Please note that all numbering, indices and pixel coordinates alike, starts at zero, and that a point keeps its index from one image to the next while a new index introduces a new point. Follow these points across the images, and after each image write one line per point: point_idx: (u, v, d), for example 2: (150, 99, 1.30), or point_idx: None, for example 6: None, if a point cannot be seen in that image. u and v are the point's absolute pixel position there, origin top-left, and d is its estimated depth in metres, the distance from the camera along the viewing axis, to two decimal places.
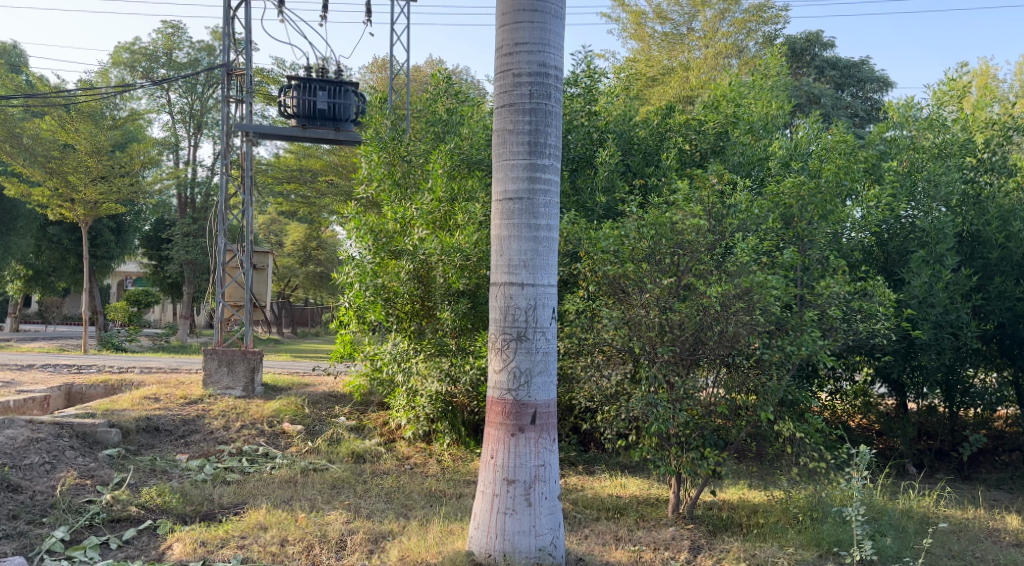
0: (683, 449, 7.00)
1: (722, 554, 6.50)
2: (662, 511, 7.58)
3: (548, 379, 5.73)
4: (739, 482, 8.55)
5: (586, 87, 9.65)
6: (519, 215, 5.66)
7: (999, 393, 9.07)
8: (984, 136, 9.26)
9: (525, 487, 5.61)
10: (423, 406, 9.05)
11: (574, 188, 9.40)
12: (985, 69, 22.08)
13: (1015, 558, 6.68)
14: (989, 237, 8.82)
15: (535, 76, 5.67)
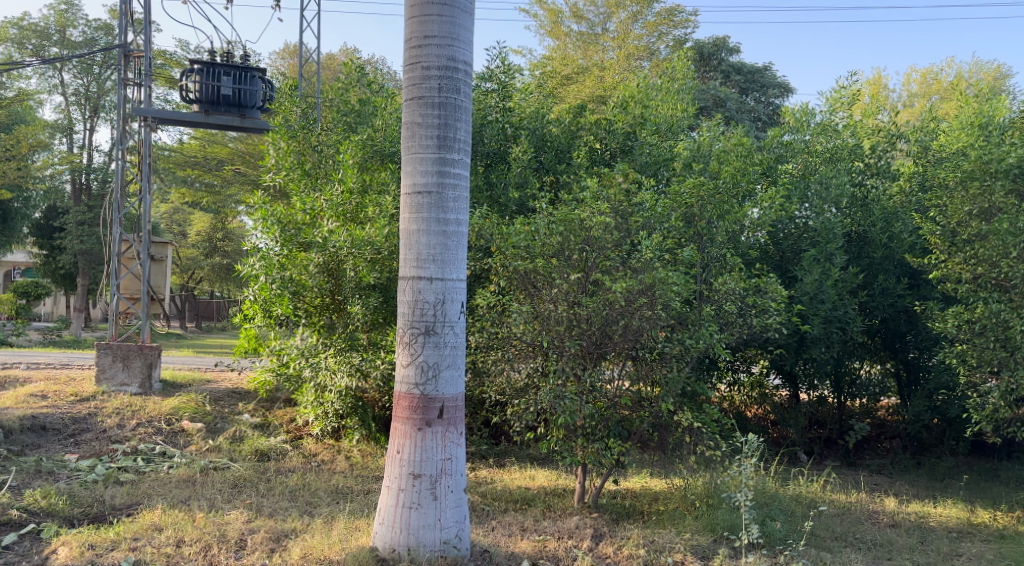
0: (590, 440, 7.22)
1: (622, 540, 6.75)
2: (566, 501, 7.80)
3: (456, 373, 5.84)
4: (643, 471, 8.85)
5: (501, 83, 9.76)
6: (428, 209, 5.75)
7: (882, 384, 9.64)
8: (869, 143, 9.74)
9: (432, 481, 5.71)
10: (332, 402, 9.02)
11: (489, 182, 9.51)
12: (877, 79, 23.28)
13: (891, 538, 7.14)
14: (874, 238, 9.15)
15: (445, 70, 5.76)
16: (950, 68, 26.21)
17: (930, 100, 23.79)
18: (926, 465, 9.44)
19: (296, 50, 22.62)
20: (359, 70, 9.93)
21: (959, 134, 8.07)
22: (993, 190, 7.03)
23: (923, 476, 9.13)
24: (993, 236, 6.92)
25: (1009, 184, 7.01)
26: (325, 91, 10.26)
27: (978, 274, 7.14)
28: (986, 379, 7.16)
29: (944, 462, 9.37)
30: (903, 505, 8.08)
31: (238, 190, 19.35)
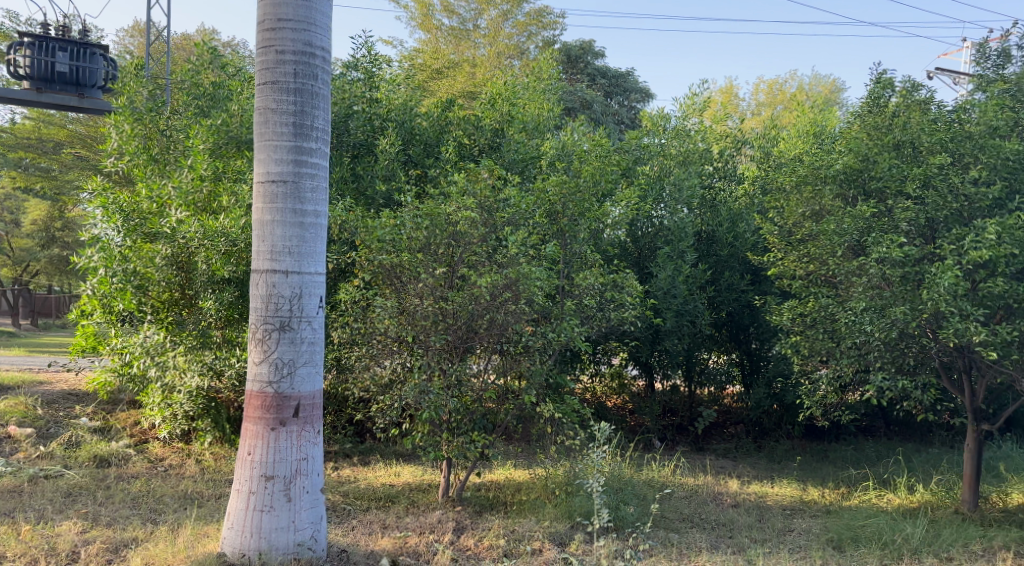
0: (454, 435, 7.37)
1: (483, 531, 6.94)
2: (430, 496, 7.92)
3: (313, 369, 5.85)
4: (507, 463, 9.09)
5: (367, 72, 9.71)
6: (284, 199, 5.73)
7: (728, 372, 10.18)
8: (718, 147, 10.35)
9: (285, 482, 5.71)
10: (181, 404, 8.89)
11: (354, 173, 9.42)
12: (730, 89, 24.68)
13: (733, 517, 7.65)
14: (721, 236, 9.72)
15: (300, 54, 5.75)
16: (794, 81, 28.12)
17: (777, 109, 25.44)
18: (766, 448, 10.13)
19: (148, 30, 21.65)
20: (212, 52, 9.58)
21: (797, 142, 9.04)
22: (823, 194, 7.73)
23: (763, 458, 9.80)
24: (822, 236, 7.54)
25: (837, 188, 7.65)
26: (175, 73, 9.89)
27: (809, 271, 7.83)
28: (817, 367, 7.94)
29: (783, 445, 10.08)
30: (745, 486, 8.65)
31: (77, 174, 18.21)
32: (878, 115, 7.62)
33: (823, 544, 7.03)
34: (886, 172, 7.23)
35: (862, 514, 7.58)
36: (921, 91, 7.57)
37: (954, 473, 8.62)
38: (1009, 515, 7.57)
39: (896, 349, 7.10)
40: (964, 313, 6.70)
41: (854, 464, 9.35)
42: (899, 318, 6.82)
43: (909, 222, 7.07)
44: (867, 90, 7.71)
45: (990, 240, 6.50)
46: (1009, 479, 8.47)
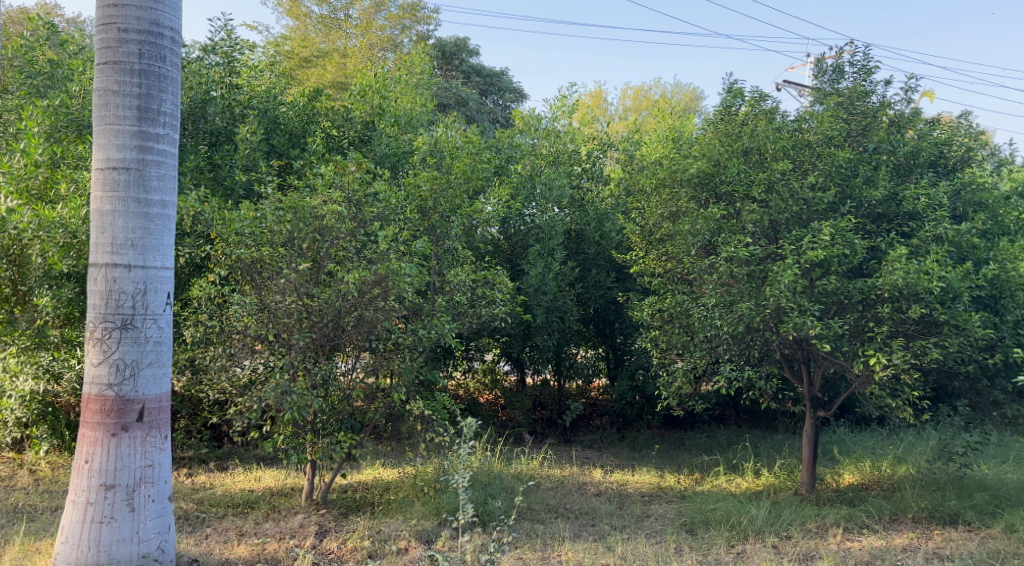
0: (319, 436, 7.36)
1: (347, 533, 6.96)
2: (294, 500, 7.86)
3: (159, 371, 5.73)
4: (376, 462, 9.17)
5: (226, 57, 9.43)
6: (126, 187, 5.59)
7: (594, 365, 10.57)
8: (587, 148, 10.67)
9: (127, 491, 5.57)
10: (14, 410, 8.61)
11: (211, 163, 9.16)
12: (600, 93, 25.48)
13: (594, 505, 8.00)
14: (589, 236, 10.04)
15: (145, 34, 5.62)
16: (660, 88, 29.31)
17: (645, 114, 26.40)
18: (629, 438, 10.55)
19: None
20: (48, 29, 9.24)
21: (658, 146, 9.51)
22: (679, 196, 8.19)
23: (625, 448, 10.19)
24: (679, 236, 8.08)
25: (692, 191, 8.13)
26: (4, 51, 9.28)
27: (667, 269, 8.33)
28: (675, 360, 8.41)
29: (643, 434, 10.53)
30: (607, 475, 9.05)
31: None
32: (729, 124, 8.14)
33: (676, 531, 7.51)
34: (735, 177, 7.80)
35: (713, 498, 8.17)
36: (768, 101, 8.12)
37: (796, 456, 9.28)
38: (840, 494, 8.31)
39: (742, 342, 7.71)
40: (801, 308, 7.28)
41: (707, 450, 9.88)
42: (744, 313, 7.37)
43: (754, 224, 7.64)
44: (719, 99, 8.23)
45: (825, 242, 7.11)
46: (843, 461, 9.18)
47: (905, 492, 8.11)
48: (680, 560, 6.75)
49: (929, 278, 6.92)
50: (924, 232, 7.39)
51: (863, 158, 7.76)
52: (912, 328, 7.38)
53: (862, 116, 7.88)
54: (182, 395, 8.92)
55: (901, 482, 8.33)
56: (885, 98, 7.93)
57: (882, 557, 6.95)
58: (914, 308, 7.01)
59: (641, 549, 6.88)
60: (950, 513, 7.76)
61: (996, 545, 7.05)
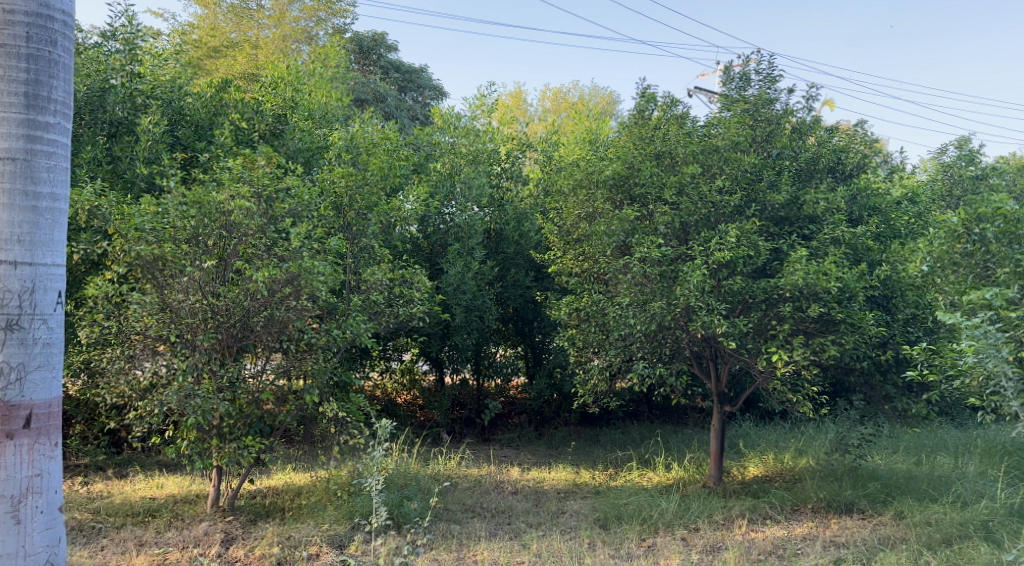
0: (225, 441, 7.26)
1: (255, 541, 6.93)
2: (198, 507, 7.76)
3: (49, 374, 5.29)
4: (286, 467, 9.13)
5: (128, 44, 9.11)
6: (12, 178, 5.16)
7: (513, 364, 10.62)
8: (506, 148, 10.77)
9: (12, 503, 5.12)
10: None
11: (110, 154, 8.82)
12: (520, 94, 25.73)
13: (512, 504, 8.39)
14: (508, 235, 10.16)
15: (33, 16, 5.21)
16: (579, 91, 29.79)
17: (564, 115, 26.71)
18: (547, 436, 10.71)
19: None
20: None
21: (576, 149, 9.53)
22: (596, 198, 8.37)
23: (542, 446, 10.37)
24: (595, 236, 8.24)
25: (606, 192, 8.35)
26: None
27: (584, 269, 8.52)
28: (591, 358, 8.59)
29: (560, 432, 10.70)
30: (524, 473, 9.31)
31: None
32: (643, 126, 8.43)
33: (591, 524, 7.96)
34: (648, 179, 8.09)
35: (626, 492, 8.55)
36: (679, 107, 8.48)
37: (704, 450, 9.59)
38: (745, 486, 8.63)
39: (654, 340, 8.01)
40: (710, 307, 7.58)
41: (621, 446, 10.12)
42: (657, 312, 7.62)
43: (666, 225, 7.89)
44: (634, 103, 8.53)
45: (732, 244, 7.40)
46: (748, 454, 9.53)
47: (805, 483, 8.48)
48: (593, 555, 7.15)
49: (827, 279, 7.26)
50: (822, 235, 7.73)
51: (768, 163, 8.08)
52: (811, 327, 7.75)
53: (766, 123, 8.20)
54: (80, 400, 8.65)
55: (801, 474, 8.71)
56: (788, 106, 8.26)
57: (783, 547, 7.36)
58: (813, 307, 7.36)
59: (555, 545, 7.29)
60: (846, 502, 8.12)
61: (887, 532, 7.48)
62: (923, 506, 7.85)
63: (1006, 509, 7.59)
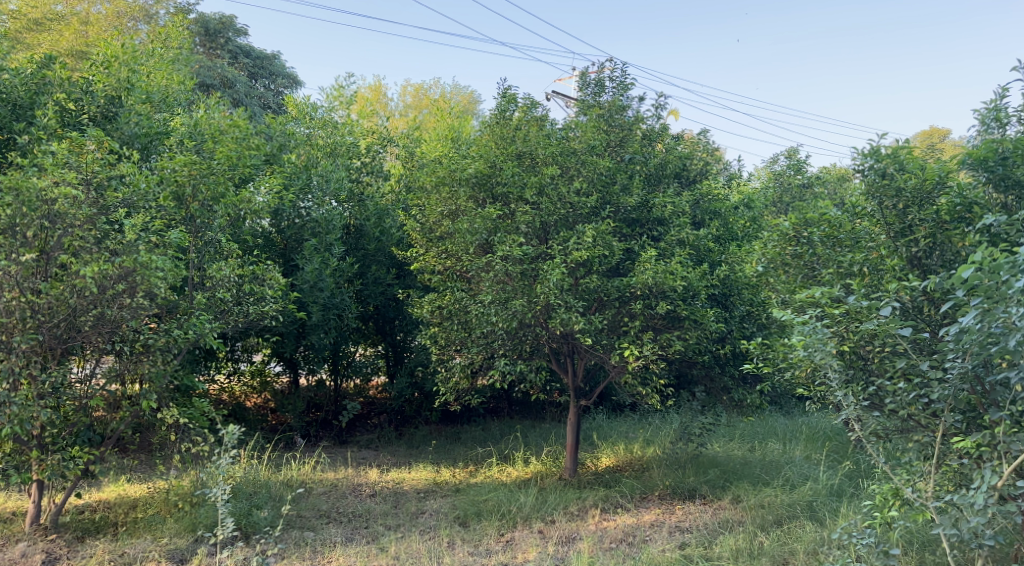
0: (48, 452, 6.87)
1: (83, 561, 6.76)
2: (15, 526, 7.33)
3: None
4: (119, 479, 8.70)
5: None
6: None
7: (373, 363, 10.49)
8: (366, 143, 10.59)
9: None
10: None
11: None
12: (379, 87, 25.39)
13: (368, 507, 8.38)
14: (368, 232, 9.96)
15: None
16: (439, 88, 29.74)
17: (423, 111, 26.63)
18: (406, 436, 10.61)
19: None
20: None
21: (437, 144, 9.79)
22: (458, 195, 8.40)
23: (403, 446, 10.28)
24: (458, 234, 8.21)
25: (469, 191, 8.34)
26: None
27: (446, 267, 8.59)
28: (453, 356, 8.63)
29: (420, 431, 10.63)
30: (383, 475, 9.26)
31: None
32: (504, 126, 8.52)
33: (451, 523, 8.02)
34: (510, 179, 8.13)
35: (485, 489, 8.64)
36: (538, 109, 8.60)
37: (560, 444, 9.84)
38: (598, 477, 8.92)
39: (515, 338, 8.15)
40: (567, 305, 7.78)
41: (482, 443, 10.21)
42: (518, 309, 7.76)
43: (528, 224, 8.00)
44: (495, 102, 8.59)
45: (588, 244, 7.64)
46: (600, 446, 9.84)
47: (652, 471, 8.91)
48: (451, 553, 7.28)
49: (674, 278, 7.59)
50: (669, 236, 8.06)
51: (621, 167, 8.32)
52: (659, 322, 8.05)
53: (619, 129, 8.50)
54: None
55: (649, 463, 9.15)
56: (639, 113, 8.56)
57: (633, 535, 7.70)
58: (661, 305, 7.69)
59: (414, 547, 7.40)
60: (688, 488, 8.55)
61: (726, 515, 7.94)
62: (757, 489, 8.38)
63: (828, 490, 8.23)
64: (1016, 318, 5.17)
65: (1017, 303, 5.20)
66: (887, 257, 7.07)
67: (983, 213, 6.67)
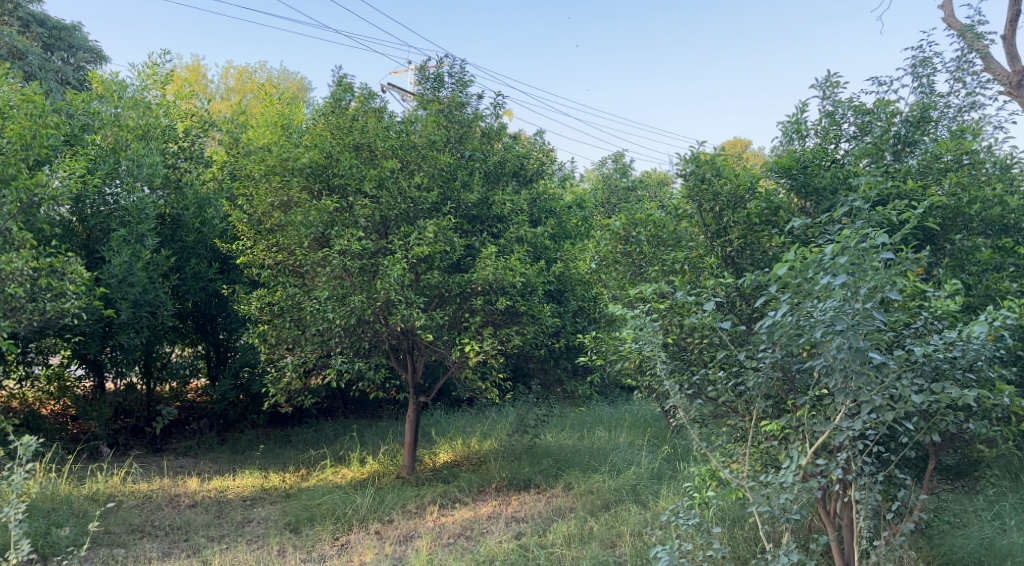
0: None
1: None
2: None
3: None
4: None
5: None
6: None
7: (191, 365, 9.90)
8: (184, 126, 9.82)
9: None
10: None
11: None
12: (195, 67, 23.71)
13: (188, 519, 7.80)
14: (187, 222, 9.30)
15: None
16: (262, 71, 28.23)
17: (243, 97, 25.13)
18: (230, 441, 10.00)
19: None
20: None
21: (266, 132, 9.36)
22: (290, 185, 8.04)
23: (226, 452, 9.69)
24: (291, 227, 7.87)
25: (303, 181, 8.01)
26: None
27: (277, 261, 8.22)
28: (283, 356, 8.39)
29: (246, 436, 10.08)
30: (204, 483, 8.68)
31: None
32: (340, 116, 8.28)
33: (281, 530, 7.65)
34: (348, 171, 7.89)
35: (319, 492, 8.35)
36: (375, 100, 8.47)
37: (397, 442, 9.74)
38: (436, 473, 8.89)
39: (353, 335, 7.99)
40: (408, 301, 7.67)
41: (314, 445, 9.85)
42: (356, 306, 7.55)
43: (366, 218, 7.83)
44: (329, 90, 8.33)
45: (430, 239, 7.56)
46: (438, 441, 9.85)
47: (490, 464, 9.03)
48: (282, 562, 6.95)
49: (513, 274, 7.68)
50: (509, 233, 8.20)
51: (461, 164, 8.35)
52: (498, 318, 8.11)
53: (459, 125, 8.52)
54: None
55: (487, 457, 9.26)
56: (477, 110, 8.64)
57: (470, 528, 7.73)
58: (500, 301, 7.74)
59: (240, 557, 7.00)
60: (524, 479, 8.72)
61: (559, 503, 8.15)
62: (586, 476, 8.66)
63: (649, 473, 8.61)
64: (819, 312, 5.52)
65: (821, 298, 5.55)
66: (705, 256, 7.28)
67: (788, 216, 7.18)
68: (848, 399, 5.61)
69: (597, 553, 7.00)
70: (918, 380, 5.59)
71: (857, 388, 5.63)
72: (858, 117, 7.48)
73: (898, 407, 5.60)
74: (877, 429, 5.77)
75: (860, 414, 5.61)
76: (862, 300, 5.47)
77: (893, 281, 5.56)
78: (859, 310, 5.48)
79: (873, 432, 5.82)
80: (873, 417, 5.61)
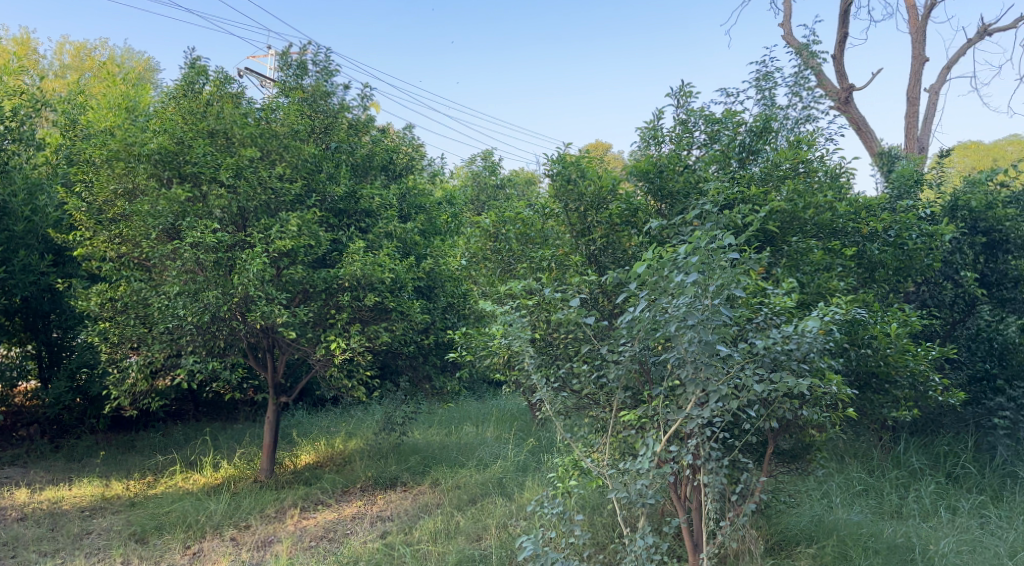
0: None
1: None
2: None
3: None
4: None
5: None
6: None
7: (19, 366, 9.01)
8: (11, 104, 8.76)
9: None
10: None
11: None
12: (21, 38, 21.65)
13: (16, 533, 7.12)
14: (15, 209, 8.44)
15: None
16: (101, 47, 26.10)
17: (79, 73, 23.08)
18: (64, 448, 9.30)
19: None
20: None
21: (106, 114, 8.85)
22: (135, 171, 7.51)
23: (59, 460, 8.96)
24: (135, 216, 7.40)
25: (150, 168, 7.48)
26: None
27: (120, 253, 7.66)
28: (126, 355, 7.81)
29: (83, 442, 9.37)
30: (35, 494, 7.99)
31: None
32: (193, 100, 7.88)
33: (124, 541, 7.13)
34: (201, 158, 7.41)
35: (168, 499, 7.86)
36: (231, 85, 8.13)
37: (254, 444, 9.36)
38: (296, 475, 8.62)
39: (206, 333, 7.52)
40: (269, 297, 7.36)
41: (161, 450, 9.29)
42: (211, 302, 7.16)
43: (222, 210, 7.43)
44: (181, 73, 7.94)
45: (293, 233, 7.29)
46: (300, 442, 9.57)
47: (355, 463, 8.88)
48: None
49: (382, 270, 7.57)
50: (378, 228, 8.05)
51: (326, 155, 8.12)
52: (366, 314, 7.95)
53: (323, 116, 8.32)
54: None
55: (351, 456, 9.11)
56: (344, 102, 8.46)
57: (333, 530, 7.54)
58: (369, 297, 7.63)
59: None
60: (390, 477, 8.63)
61: (426, 499, 8.12)
62: (453, 471, 8.69)
63: (515, 465, 8.74)
64: (673, 308, 5.80)
65: (676, 295, 5.81)
66: (570, 254, 7.43)
67: (645, 217, 7.32)
68: (697, 388, 5.89)
69: (463, 547, 6.99)
70: (758, 370, 5.93)
71: (706, 379, 5.92)
72: (708, 125, 7.93)
73: (742, 396, 5.89)
74: (722, 416, 6.05)
75: (707, 403, 5.88)
76: (711, 297, 5.76)
77: (738, 280, 5.87)
78: (708, 306, 5.76)
79: (719, 419, 6.06)
80: (720, 406, 5.87)
